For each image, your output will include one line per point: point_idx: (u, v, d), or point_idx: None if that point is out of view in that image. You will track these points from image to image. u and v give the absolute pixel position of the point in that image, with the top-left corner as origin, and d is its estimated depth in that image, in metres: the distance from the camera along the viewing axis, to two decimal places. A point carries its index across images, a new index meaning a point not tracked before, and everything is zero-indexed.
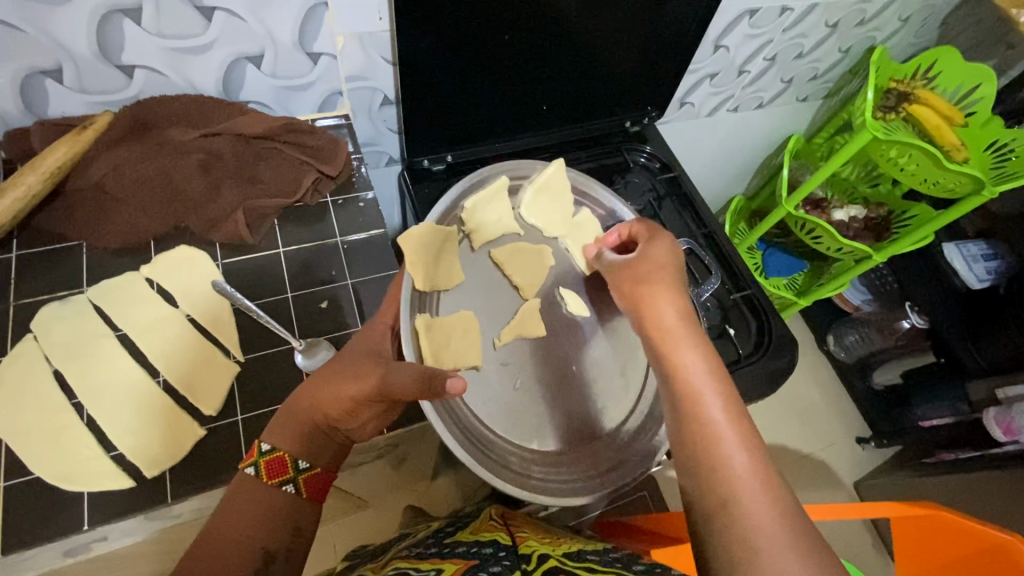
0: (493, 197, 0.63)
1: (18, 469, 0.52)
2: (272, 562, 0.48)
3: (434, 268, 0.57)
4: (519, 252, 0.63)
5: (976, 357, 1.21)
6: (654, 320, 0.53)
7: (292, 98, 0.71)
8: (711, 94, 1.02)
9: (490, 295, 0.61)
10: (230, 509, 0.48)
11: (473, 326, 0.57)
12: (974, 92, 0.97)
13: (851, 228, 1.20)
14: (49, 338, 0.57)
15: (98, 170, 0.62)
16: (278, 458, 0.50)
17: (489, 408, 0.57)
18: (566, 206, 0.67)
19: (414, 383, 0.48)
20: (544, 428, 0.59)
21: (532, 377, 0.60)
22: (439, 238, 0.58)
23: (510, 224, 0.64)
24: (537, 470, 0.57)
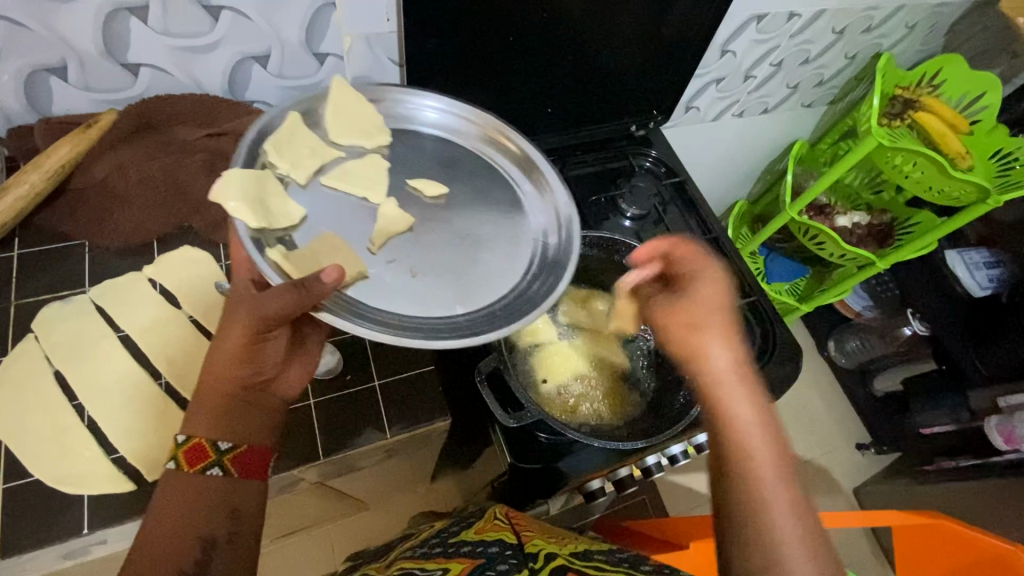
0: (293, 132, 0.55)
1: (17, 471, 0.51)
2: (211, 548, 0.45)
3: (264, 208, 0.50)
4: (355, 169, 0.56)
5: (977, 367, 1.19)
6: (706, 368, 0.46)
7: (298, 98, 0.70)
8: (717, 98, 1.02)
9: (344, 218, 0.54)
10: (164, 502, 0.45)
11: (337, 240, 0.52)
12: (979, 101, 0.97)
13: (854, 235, 1.19)
14: (50, 338, 0.57)
15: (102, 168, 0.62)
16: (195, 446, 0.46)
17: (381, 293, 0.52)
18: (369, 111, 0.59)
19: (287, 295, 0.45)
20: (456, 289, 0.54)
21: (426, 258, 0.55)
22: (254, 184, 0.50)
23: (323, 147, 0.56)
24: (472, 323, 0.52)
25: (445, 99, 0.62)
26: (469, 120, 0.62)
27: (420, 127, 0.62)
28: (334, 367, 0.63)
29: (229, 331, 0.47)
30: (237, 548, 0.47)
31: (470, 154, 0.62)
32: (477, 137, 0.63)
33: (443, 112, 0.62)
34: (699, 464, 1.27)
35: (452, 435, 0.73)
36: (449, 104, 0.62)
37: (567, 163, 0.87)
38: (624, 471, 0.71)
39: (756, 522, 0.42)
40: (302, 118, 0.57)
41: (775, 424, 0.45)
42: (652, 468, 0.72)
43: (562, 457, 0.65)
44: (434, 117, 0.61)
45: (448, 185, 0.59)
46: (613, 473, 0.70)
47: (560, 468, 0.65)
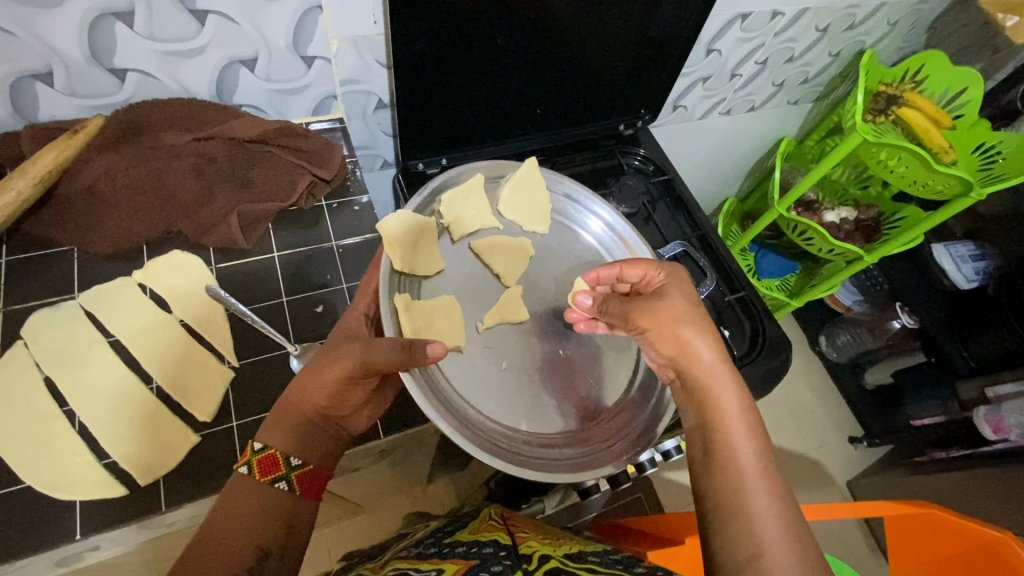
0: (470, 191, 0.62)
1: (8, 479, 0.51)
2: (265, 559, 0.46)
3: (413, 254, 0.56)
4: (499, 244, 0.62)
5: (965, 357, 1.20)
6: (694, 359, 0.48)
7: (286, 101, 0.70)
8: (704, 97, 1.03)
9: (473, 287, 0.60)
10: (227, 509, 0.46)
11: (455, 308, 0.57)
12: (961, 96, 0.98)
13: (842, 230, 1.21)
14: (40, 345, 0.56)
15: (90, 174, 0.62)
16: (270, 456, 0.49)
17: (475, 388, 0.55)
18: (541, 199, 0.64)
19: (394, 353, 0.49)
20: (533, 410, 0.57)
21: (525, 362, 0.59)
22: (417, 228, 0.57)
23: (488, 216, 0.62)
24: (527, 447, 0.54)
25: (617, 218, 0.65)
26: (627, 249, 0.65)
27: (579, 230, 0.67)
28: None
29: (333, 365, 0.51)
30: (285, 565, 0.48)
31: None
32: None
33: (608, 229, 0.66)
34: None
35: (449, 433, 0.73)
36: (616, 224, 0.66)
37: (557, 163, 0.87)
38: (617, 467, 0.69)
39: (734, 499, 0.41)
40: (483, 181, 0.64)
41: (762, 422, 0.45)
42: (646, 464, 0.68)
43: None
44: (597, 228, 0.66)
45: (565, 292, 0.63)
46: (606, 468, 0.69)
47: None
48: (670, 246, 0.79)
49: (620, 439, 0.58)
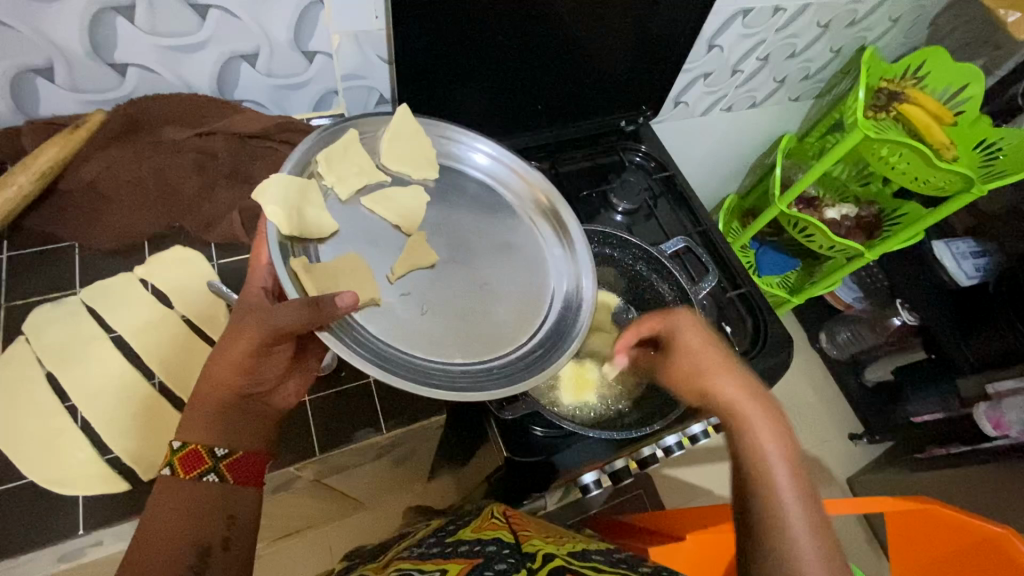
0: (345, 150, 0.57)
1: (11, 474, 0.51)
2: (208, 555, 0.45)
3: (300, 216, 0.52)
4: (396, 199, 0.58)
5: (967, 356, 1.18)
6: (724, 395, 0.50)
7: (287, 97, 0.70)
8: (705, 93, 1.02)
9: (372, 240, 0.57)
10: (157, 511, 0.45)
11: (361, 262, 0.53)
12: (963, 92, 0.98)
13: (843, 227, 1.21)
14: (41, 341, 0.56)
15: (91, 169, 0.62)
16: (193, 451, 0.46)
17: (400, 332, 0.53)
18: (423, 144, 0.61)
19: (301, 312, 0.46)
20: (463, 339, 0.55)
21: (444, 297, 0.57)
22: (297, 193, 0.52)
23: (372, 170, 0.58)
24: (465, 375, 0.53)
25: (498, 147, 0.64)
26: (518, 175, 0.65)
27: (466, 168, 0.64)
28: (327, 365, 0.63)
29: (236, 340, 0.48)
30: (232, 557, 0.46)
31: (506, 200, 0.64)
32: (519, 190, 0.65)
33: (493, 160, 0.65)
34: (694, 457, 1.28)
35: (451, 430, 0.73)
36: (501, 155, 0.65)
37: (558, 159, 0.87)
38: (621, 463, 0.72)
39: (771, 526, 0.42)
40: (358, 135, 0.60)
41: (798, 448, 0.46)
42: (648, 459, 0.73)
43: (558, 451, 0.65)
44: (483, 162, 0.64)
45: (481, 226, 0.62)
46: (609, 464, 0.71)
47: (554, 461, 0.65)
48: (672, 241, 0.79)
49: (554, 344, 0.57)
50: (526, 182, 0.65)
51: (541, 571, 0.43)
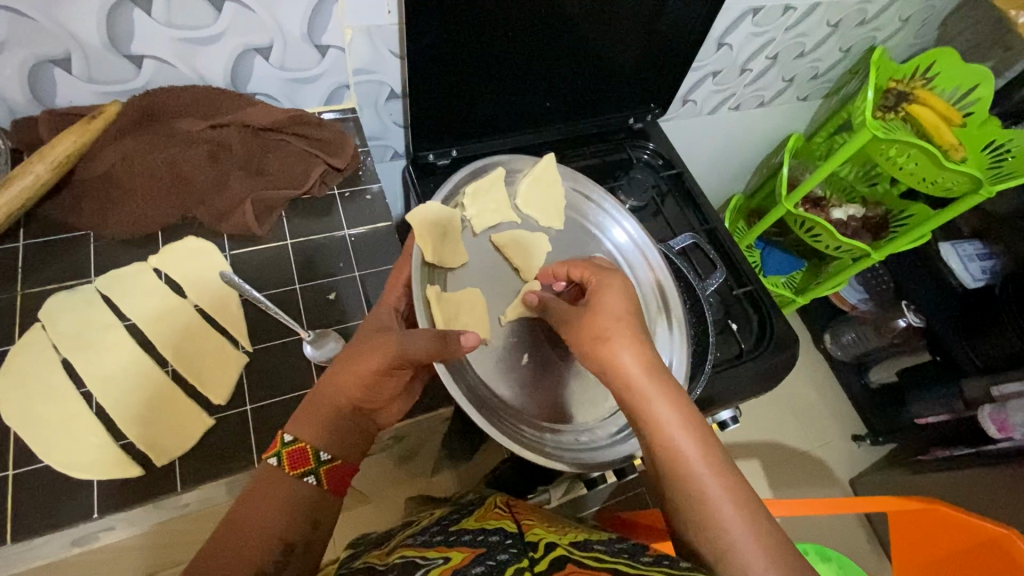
0: (490, 186, 0.62)
1: (27, 457, 0.52)
2: (290, 553, 0.45)
3: (441, 245, 0.56)
4: (520, 239, 0.62)
5: (971, 356, 1.21)
6: (644, 402, 0.45)
7: (299, 91, 0.71)
8: (713, 92, 1.03)
9: (492, 279, 0.61)
10: (253, 498, 0.46)
11: (482, 302, 0.57)
12: (972, 93, 0.98)
13: (849, 227, 1.21)
14: (57, 327, 0.57)
15: (106, 160, 0.62)
16: (301, 449, 0.48)
17: (501, 386, 0.57)
18: (558, 198, 0.65)
19: (429, 343, 0.49)
20: (551, 403, 0.59)
21: (553, 362, 0.60)
22: (445, 222, 0.57)
23: (507, 209, 0.62)
24: (551, 437, 0.57)
25: (641, 232, 0.67)
26: (647, 262, 0.67)
27: (603, 238, 0.67)
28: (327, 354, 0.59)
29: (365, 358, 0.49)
30: (308, 560, 0.46)
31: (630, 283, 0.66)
32: (642, 270, 0.67)
33: (631, 241, 0.67)
34: None
35: (456, 423, 0.74)
36: (639, 238, 0.67)
37: (567, 156, 0.88)
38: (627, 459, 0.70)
39: (684, 493, 0.43)
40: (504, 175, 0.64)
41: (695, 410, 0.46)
42: None
43: None
44: (621, 240, 0.67)
45: None
46: None
47: None
48: (679, 238, 0.80)
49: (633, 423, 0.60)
50: (648, 268, 0.67)
51: (542, 560, 0.43)
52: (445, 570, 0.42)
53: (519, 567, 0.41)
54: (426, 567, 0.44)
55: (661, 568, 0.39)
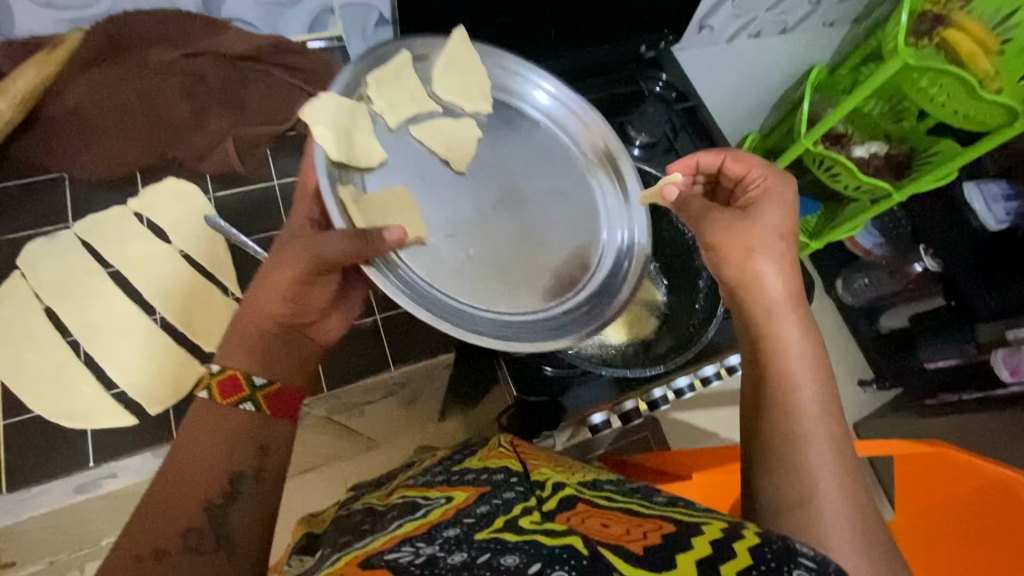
0: (397, 72, 0.54)
1: (20, 406, 0.51)
2: (238, 482, 0.42)
3: (348, 143, 0.50)
4: (445, 131, 0.55)
5: (988, 302, 1.16)
6: (771, 320, 0.45)
7: (280, 16, 0.63)
8: (732, 17, 0.95)
9: (419, 173, 0.54)
10: (190, 434, 0.42)
11: (410, 198, 0.51)
12: (1015, 16, 0.89)
13: (871, 166, 1.14)
14: (38, 274, 0.55)
15: (74, 94, 0.58)
16: (230, 377, 0.44)
17: (450, 280, 0.51)
18: (480, 78, 0.57)
19: (349, 242, 0.45)
20: (510, 289, 0.54)
21: (501, 246, 0.55)
22: (348, 118, 0.50)
23: (424, 98, 0.55)
24: (509, 320, 0.52)
25: (563, 87, 0.60)
26: (580, 122, 0.60)
27: (527, 107, 0.60)
28: None
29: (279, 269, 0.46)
30: (263, 488, 0.43)
31: (565, 150, 0.60)
32: (577, 134, 0.60)
33: (555, 100, 0.60)
34: (701, 401, 1.28)
35: (457, 371, 0.72)
36: (563, 97, 0.60)
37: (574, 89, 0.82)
38: (631, 405, 0.69)
39: (782, 438, 0.41)
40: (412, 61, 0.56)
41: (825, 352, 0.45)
42: (658, 401, 0.70)
43: (567, 390, 0.64)
44: (545, 101, 0.60)
45: (526, 174, 0.58)
46: (618, 406, 0.68)
47: (564, 401, 0.64)
48: None
49: (600, 301, 0.57)
50: (584, 130, 0.60)
51: (550, 499, 0.42)
52: (447, 509, 0.41)
53: (526, 505, 0.40)
54: (428, 508, 0.42)
55: (675, 507, 0.38)
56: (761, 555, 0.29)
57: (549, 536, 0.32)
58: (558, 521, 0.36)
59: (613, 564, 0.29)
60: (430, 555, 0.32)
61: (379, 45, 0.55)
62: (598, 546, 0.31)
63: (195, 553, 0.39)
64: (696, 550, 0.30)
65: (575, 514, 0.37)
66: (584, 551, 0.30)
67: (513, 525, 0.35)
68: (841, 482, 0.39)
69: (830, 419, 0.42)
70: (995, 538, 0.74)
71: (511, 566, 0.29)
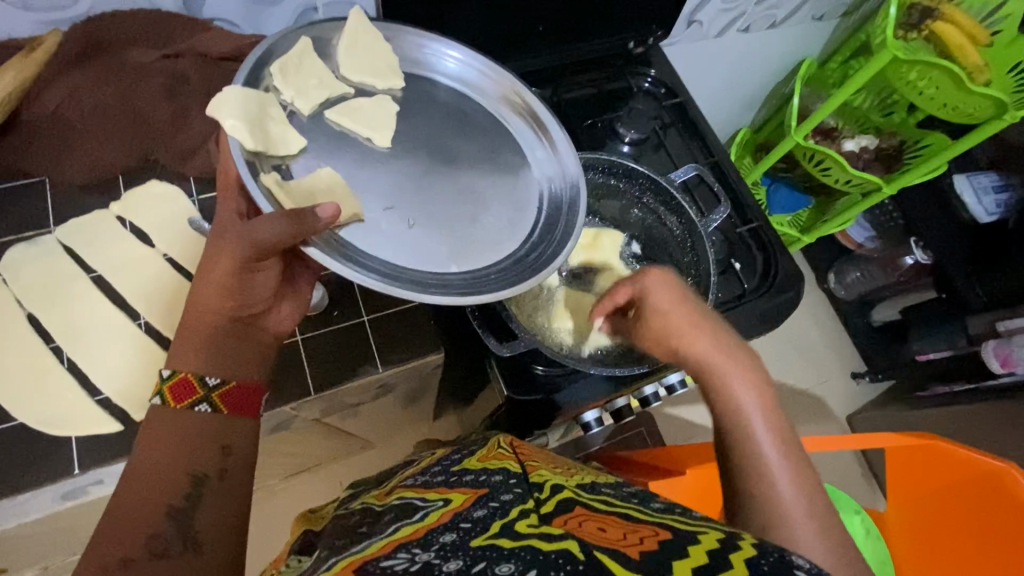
0: (302, 58, 0.53)
1: (2, 415, 0.50)
2: (202, 484, 0.44)
3: (261, 131, 0.48)
4: (361, 107, 0.53)
5: (977, 292, 1.17)
6: (711, 367, 0.46)
7: (262, 15, 0.61)
8: (721, 11, 0.94)
9: (344, 153, 0.52)
10: (148, 439, 0.43)
11: (337, 176, 0.49)
12: (1001, 8, 0.90)
13: (861, 159, 1.16)
14: (20, 280, 0.54)
15: (53, 97, 0.57)
16: (182, 380, 0.45)
17: (394, 250, 0.50)
18: (385, 52, 0.56)
19: (280, 226, 0.43)
20: (456, 248, 0.52)
21: (437, 207, 0.53)
22: (257, 107, 0.49)
23: (332, 81, 0.53)
24: (455, 277, 0.51)
25: (467, 50, 0.59)
26: (491, 80, 0.60)
27: (435, 76, 0.59)
28: (317, 303, 0.63)
29: (215, 261, 0.45)
30: (227, 485, 0.45)
31: (483, 110, 0.59)
32: (490, 92, 0.60)
33: (465, 64, 0.59)
34: (695, 397, 1.28)
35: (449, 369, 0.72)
36: (470, 60, 0.59)
37: (561, 86, 0.81)
38: (622, 402, 0.70)
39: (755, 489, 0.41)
40: (315, 48, 0.55)
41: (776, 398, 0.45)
42: (650, 397, 0.70)
43: (558, 389, 0.64)
44: (454, 67, 0.59)
45: (450, 137, 0.57)
46: (610, 403, 0.69)
47: (555, 398, 0.64)
48: (684, 168, 0.74)
49: (546, 245, 0.55)
50: (500, 85, 0.60)
51: (547, 501, 0.42)
52: (445, 512, 0.41)
53: (524, 508, 0.40)
54: (427, 510, 0.42)
55: (674, 514, 0.37)
56: (757, 565, 0.29)
57: (546, 541, 0.32)
58: (555, 524, 0.36)
59: (609, 567, 0.29)
60: (427, 563, 0.31)
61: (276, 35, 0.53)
62: (593, 551, 0.30)
63: (160, 557, 0.40)
64: (692, 558, 0.30)
65: (571, 517, 0.37)
66: (581, 555, 0.30)
67: (509, 530, 0.35)
68: (812, 518, 0.40)
69: (790, 454, 0.42)
70: (995, 538, 0.75)
71: (505, 575, 0.29)
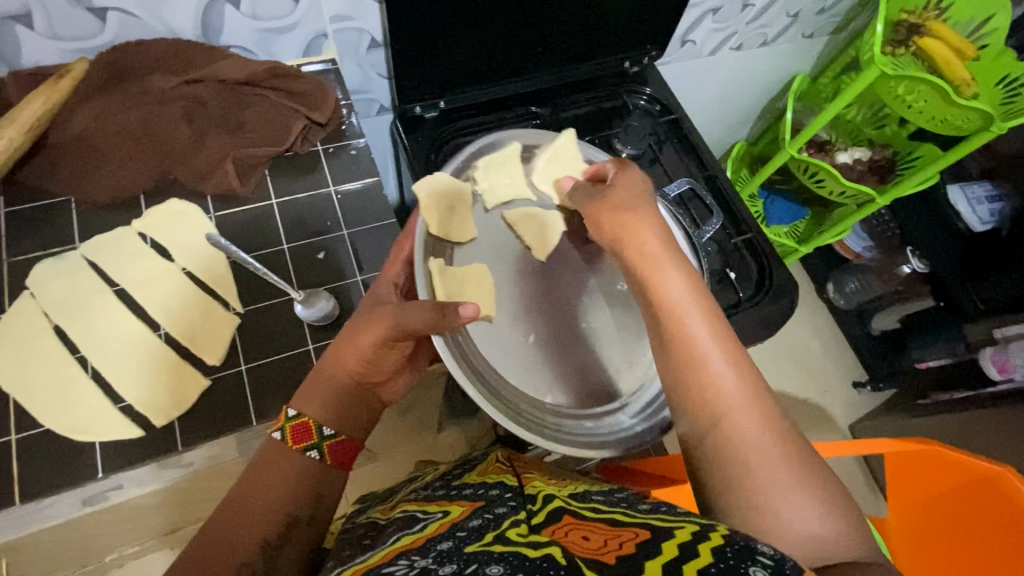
0: (505, 160, 0.63)
1: (30, 422, 0.53)
2: (295, 526, 0.46)
3: (446, 220, 0.58)
4: (533, 216, 0.62)
5: (974, 300, 1.18)
6: (680, 325, 0.45)
7: (275, 42, 0.67)
8: (713, 31, 0.98)
9: (503, 252, 0.61)
10: (258, 473, 0.47)
11: (487, 279, 0.57)
12: (987, 24, 0.92)
13: (855, 171, 1.18)
14: (47, 294, 0.57)
15: (81, 121, 0.60)
16: (304, 424, 0.49)
17: (505, 361, 0.57)
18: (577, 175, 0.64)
19: (427, 316, 0.50)
20: (558, 379, 0.58)
21: (570, 359, 0.60)
22: (451, 196, 0.59)
23: (523, 186, 0.63)
24: (554, 420, 0.56)
25: None
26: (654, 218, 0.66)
27: None
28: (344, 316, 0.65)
29: (364, 332, 0.51)
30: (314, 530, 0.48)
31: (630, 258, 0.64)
32: None
33: None
34: None
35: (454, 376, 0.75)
36: None
37: (561, 105, 0.84)
38: None
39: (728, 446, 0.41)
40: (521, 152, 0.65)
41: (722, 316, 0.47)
42: None
43: None
44: None
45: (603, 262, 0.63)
46: None
47: None
48: (677, 182, 0.76)
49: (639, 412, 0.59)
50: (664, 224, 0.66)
51: (539, 512, 0.44)
52: (442, 523, 0.43)
53: (515, 519, 0.42)
54: (425, 521, 0.44)
55: (658, 513, 0.39)
56: (720, 553, 0.30)
57: (532, 548, 0.33)
58: (544, 534, 0.38)
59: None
60: (425, 567, 0.33)
61: (492, 139, 0.65)
62: (575, 557, 0.31)
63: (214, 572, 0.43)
64: (664, 553, 0.30)
65: (561, 526, 0.39)
66: (563, 561, 0.30)
67: (502, 538, 0.37)
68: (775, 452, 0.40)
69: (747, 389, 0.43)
70: (989, 541, 0.75)
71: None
